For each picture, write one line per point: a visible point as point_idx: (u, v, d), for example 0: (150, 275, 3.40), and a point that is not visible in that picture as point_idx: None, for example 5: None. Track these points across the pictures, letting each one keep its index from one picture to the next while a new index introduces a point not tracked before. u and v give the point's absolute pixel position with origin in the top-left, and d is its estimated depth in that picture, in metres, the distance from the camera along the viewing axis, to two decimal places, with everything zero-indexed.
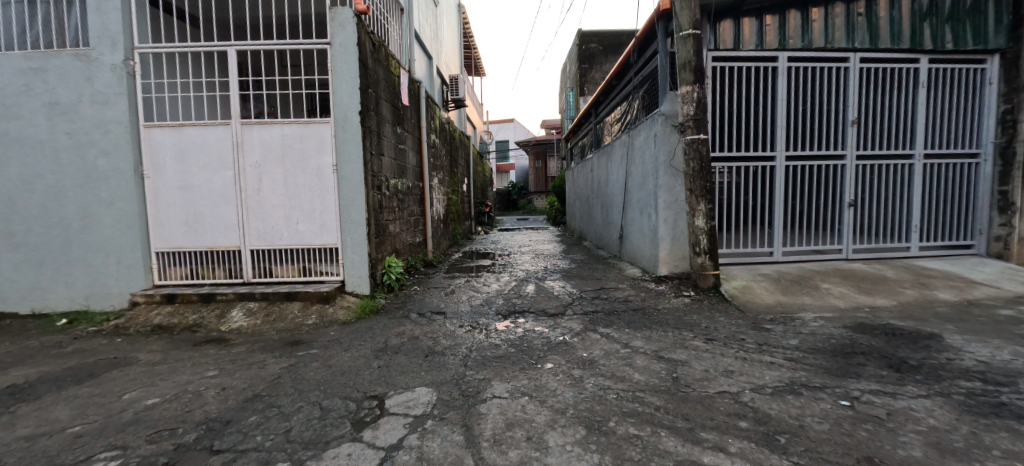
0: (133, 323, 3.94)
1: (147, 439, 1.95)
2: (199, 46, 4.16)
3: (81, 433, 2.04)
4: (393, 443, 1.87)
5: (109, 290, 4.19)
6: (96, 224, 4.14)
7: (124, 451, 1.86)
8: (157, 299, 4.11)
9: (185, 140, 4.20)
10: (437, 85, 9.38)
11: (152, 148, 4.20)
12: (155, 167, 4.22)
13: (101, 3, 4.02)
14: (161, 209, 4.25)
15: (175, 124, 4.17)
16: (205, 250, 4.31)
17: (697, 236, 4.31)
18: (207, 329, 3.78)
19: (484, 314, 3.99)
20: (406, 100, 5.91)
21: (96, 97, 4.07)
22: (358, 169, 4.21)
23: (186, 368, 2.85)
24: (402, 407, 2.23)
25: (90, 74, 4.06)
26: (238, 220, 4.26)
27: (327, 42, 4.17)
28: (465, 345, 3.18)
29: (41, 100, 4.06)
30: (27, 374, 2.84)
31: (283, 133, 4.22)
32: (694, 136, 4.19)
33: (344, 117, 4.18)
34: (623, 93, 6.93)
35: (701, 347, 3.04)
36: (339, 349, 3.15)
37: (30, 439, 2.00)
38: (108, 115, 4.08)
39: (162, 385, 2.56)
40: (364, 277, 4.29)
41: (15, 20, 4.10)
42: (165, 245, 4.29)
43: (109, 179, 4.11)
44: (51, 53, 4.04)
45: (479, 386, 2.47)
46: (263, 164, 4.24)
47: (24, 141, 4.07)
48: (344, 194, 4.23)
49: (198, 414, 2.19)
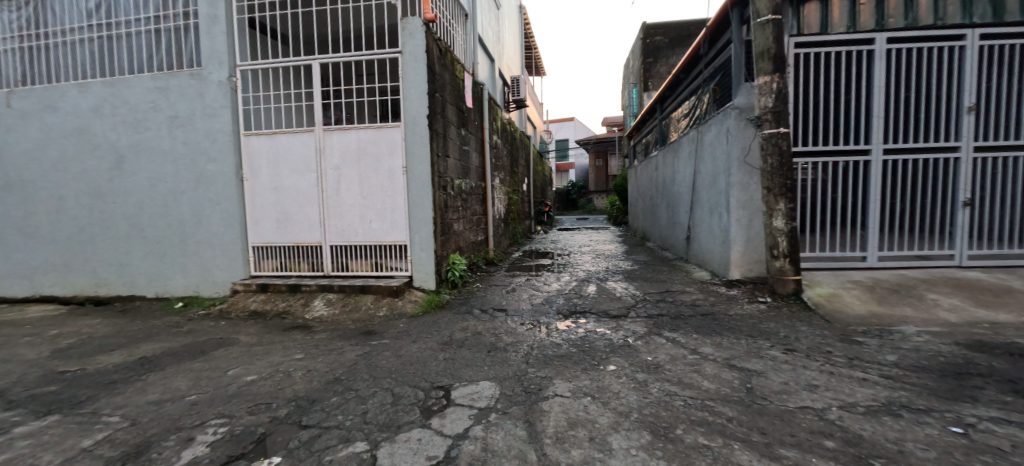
0: (234, 308, 4.46)
1: (248, 410, 2.21)
2: (289, 60, 4.59)
3: (196, 401, 2.35)
4: (459, 432, 1.95)
5: (214, 279, 4.78)
6: (205, 221, 4.74)
7: (231, 420, 2.12)
8: (253, 288, 4.61)
9: (277, 146, 4.66)
10: (499, 87, 9.54)
11: (250, 155, 4.72)
12: (253, 171, 4.73)
13: (211, 29, 4.60)
14: (256, 208, 4.75)
15: (269, 133, 4.65)
16: (292, 245, 4.75)
17: (775, 238, 3.99)
18: (294, 316, 4.18)
19: (544, 313, 4.01)
20: (470, 103, 6.10)
21: (205, 110, 4.66)
22: (427, 170, 4.42)
23: (277, 350, 3.17)
24: (466, 398, 2.32)
25: (201, 90, 4.65)
26: (320, 218, 4.65)
27: (399, 50, 4.44)
28: (526, 343, 3.22)
29: (163, 115, 4.73)
30: (154, 348, 3.33)
31: (359, 138, 4.54)
32: (774, 130, 3.89)
33: (413, 120, 4.42)
34: (691, 86, 6.59)
35: (779, 357, 2.82)
36: (407, 340, 3.33)
37: (158, 403, 2.35)
38: (216, 126, 4.65)
39: (259, 364, 2.88)
40: (430, 274, 4.50)
41: (145, 47, 4.82)
42: (259, 240, 4.78)
43: (217, 182, 4.69)
44: (171, 73, 4.69)
45: (540, 384, 2.49)
46: (341, 167, 4.59)
47: (151, 150, 4.78)
48: (412, 194, 4.47)
49: (288, 391, 2.43)
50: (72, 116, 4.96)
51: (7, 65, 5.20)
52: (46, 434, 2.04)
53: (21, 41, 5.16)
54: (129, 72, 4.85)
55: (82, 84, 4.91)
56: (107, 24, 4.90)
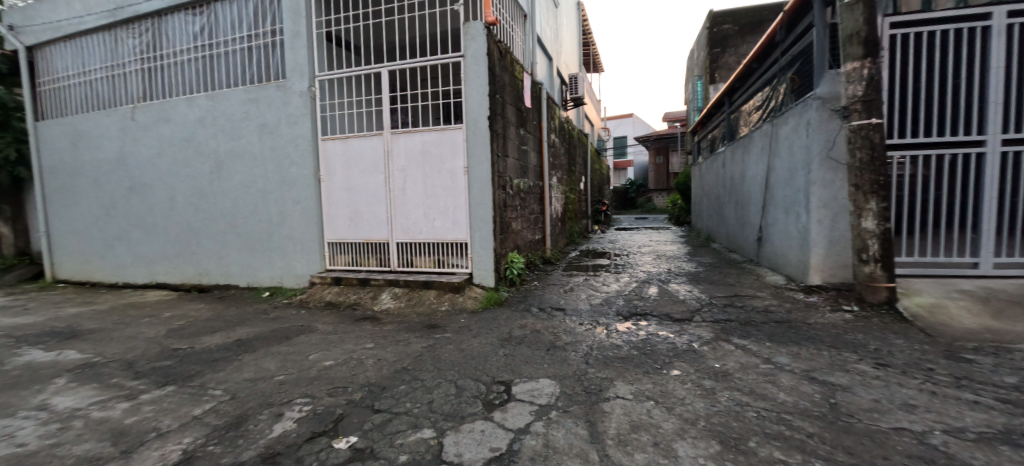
0: (312, 299, 4.87)
1: (328, 392, 2.41)
2: (361, 68, 4.90)
3: (283, 381, 2.60)
4: (521, 427, 1.99)
5: (295, 271, 5.24)
6: (288, 219, 5.21)
7: (313, 400, 2.33)
8: (329, 281, 4.99)
9: (350, 149, 5.00)
10: (557, 85, 9.50)
11: (327, 158, 5.10)
12: (329, 172, 5.10)
13: (294, 43, 5.05)
14: (331, 206, 5.13)
15: (343, 137, 5.00)
16: (362, 242, 5.07)
17: (864, 241, 3.61)
18: (365, 308, 4.48)
19: (603, 313, 3.95)
20: (529, 103, 6.14)
21: (289, 118, 5.11)
22: (487, 170, 4.53)
23: (351, 339, 3.42)
24: (527, 394, 2.35)
25: (286, 99, 5.11)
26: (388, 216, 4.92)
27: (461, 54, 4.58)
28: (585, 343, 3.20)
29: (254, 123, 5.26)
30: (248, 332, 3.72)
31: (423, 140, 4.74)
32: (864, 121, 3.53)
33: (475, 122, 4.54)
34: (765, 76, 6.14)
35: (868, 372, 2.56)
36: (468, 335, 3.44)
37: (253, 381, 2.63)
38: (298, 132, 5.09)
39: (335, 351, 3.12)
40: (489, 271, 4.60)
41: (241, 63, 5.39)
42: (334, 236, 5.16)
43: (298, 183, 5.14)
44: (261, 86, 5.20)
45: (601, 384, 2.47)
46: (407, 168, 4.82)
47: (244, 155, 5.34)
48: (473, 193, 4.59)
49: (362, 377, 2.61)
50: (182, 126, 5.66)
51: (133, 85, 6.05)
52: (166, 402, 2.36)
53: (143, 63, 5.97)
54: (227, 86, 5.45)
55: (190, 98, 5.59)
56: (210, 44, 5.54)
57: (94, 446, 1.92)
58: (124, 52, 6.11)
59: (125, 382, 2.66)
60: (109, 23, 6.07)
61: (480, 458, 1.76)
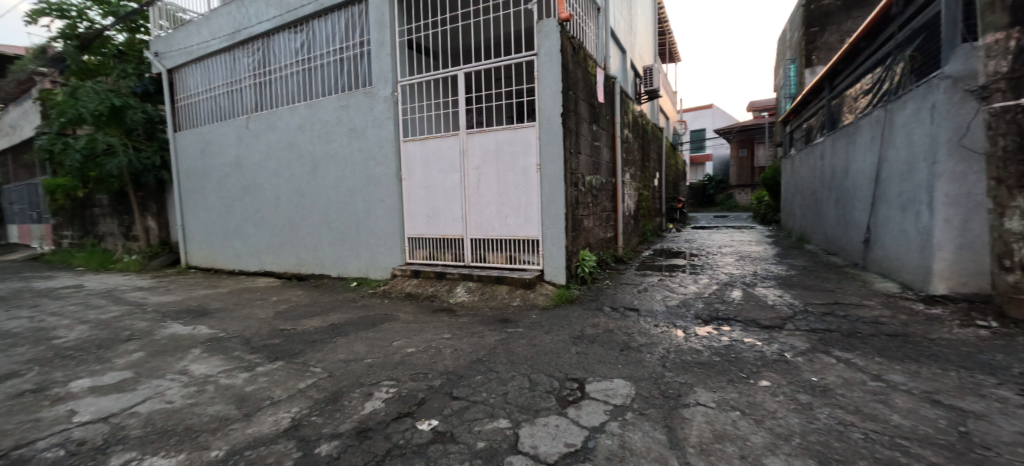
0: (394, 289, 5.23)
1: (411, 377, 2.58)
2: (439, 72, 5.14)
3: (372, 364, 2.83)
4: (596, 426, 1.97)
5: (379, 264, 5.66)
6: (374, 215, 5.64)
7: (398, 383, 2.51)
8: (409, 273, 5.32)
9: (429, 150, 5.27)
10: (630, 79, 9.16)
11: (407, 158, 5.42)
12: (409, 172, 5.43)
13: (379, 52, 5.43)
14: (411, 204, 5.45)
15: (422, 138, 5.28)
16: (439, 237, 5.33)
17: (1007, 245, 3.05)
18: (441, 300, 4.72)
19: (681, 316, 3.76)
20: (602, 98, 6.01)
21: (375, 122, 5.52)
22: (560, 167, 4.52)
23: (430, 329, 3.62)
24: (601, 394, 2.33)
25: (372, 105, 5.52)
26: (463, 213, 5.12)
27: (534, 53, 4.62)
28: (661, 345, 3.08)
29: (345, 128, 5.75)
30: (340, 318, 4.10)
31: (497, 139, 4.85)
32: (1010, 103, 2.97)
33: (547, 120, 4.55)
34: (877, 56, 5.41)
35: (1013, 399, 2.16)
36: (540, 331, 3.48)
37: (346, 361, 2.90)
38: (382, 135, 5.48)
39: (416, 339, 3.33)
40: (560, 268, 4.60)
41: (334, 73, 5.92)
42: (413, 232, 5.48)
43: (382, 182, 5.53)
44: (351, 93, 5.67)
45: (680, 389, 2.36)
46: (481, 166, 4.97)
47: (336, 157, 5.86)
48: (546, 191, 4.61)
49: (441, 365, 2.76)
50: (286, 133, 6.36)
51: (248, 97, 6.91)
52: (277, 374, 2.69)
53: (255, 78, 6.81)
54: (322, 95, 6.02)
55: (293, 107, 6.25)
56: (309, 58, 6.15)
57: (224, 407, 2.25)
58: (240, 69, 7.02)
59: (244, 355, 3.08)
60: (229, 45, 7.01)
61: (555, 452, 1.78)
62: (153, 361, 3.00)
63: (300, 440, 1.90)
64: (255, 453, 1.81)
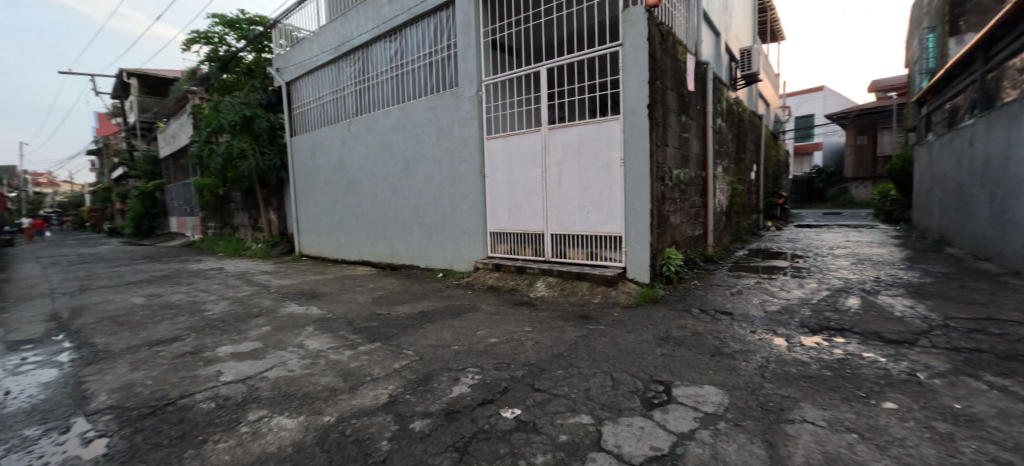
0: (477, 282, 5.44)
1: (495, 366, 2.67)
2: (521, 70, 5.20)
3: (458, 350, 2.98)
4: (684, 432, 1.88)
5: (464, 257, 5.93)
6: (459, 210, 5.92)
7: (482, 370, 2.61)
8: (490, 266, 5.50)
9: (511, 146, 5.38)
10: (725, 64, 8.44)
11: (491, 155, 5.59)
12: (492, 168, 5.58)
13: (465, 54, 5.66)
14: (494, 199, 5.61)
15: (505, 135, 5.40)
16: (520, 232, 5.42)
17: None
18: (521, 294, 4.81)
19: (783, 323, 3.41)
20: (692, 86, 5.63)
21: (460, 121, 5.77)
22: (645, 161, 4.34)
23: (511, 321, 3.71)
24: (690, 399, 2.21)
25: (458, 105, 5.78)
26: (544, 209, 5.15)
27: (619, 43, 4.47)
28: (759, 353, 2.83)
29: (433, 128, 6.10)
30: (428, 306, 4.37)
31: (579, 134, 4.79)
32: None
33: (633, 112, 4.39)
34: None
35: None
36: (622, 330, 3.39)
37: (435, 347, 3.09)
38: (467, 133, 5.71)
39: (499, 330, 3.44)
40: (644, 266, 4.42)
41: (424, 77, 6.30)
42: (495, 226, 5.64)
43: (467, 178, 5.77)
44: (439, 94, 5.99)
45: (781, 403, 2.15)
46: (563, 161, 4.94)
47: (425, 155, 6.25)
48: (630, 186, 4.46)
49: (523, 357, 2.82)
50: (381, 134, 6.92)
51: (350, 103, 7.63)
52: (376, 354, 2.96)
53: (356, 86, 7.50)
54: (413, 98, 6.45)
55: (388, 110, 6.78)
56: (402, 64, 6.62)
57: (333, 379, 2.54)
58: (344, 78, 7.77)
59: (348, 335, 3.43)
60: (335, 57, 7.80)
61: (640, 454, 1.73)
62: (277, 334, 3.47)
63: (396, 415, 2.08)
64: (359, 422, 2.02)
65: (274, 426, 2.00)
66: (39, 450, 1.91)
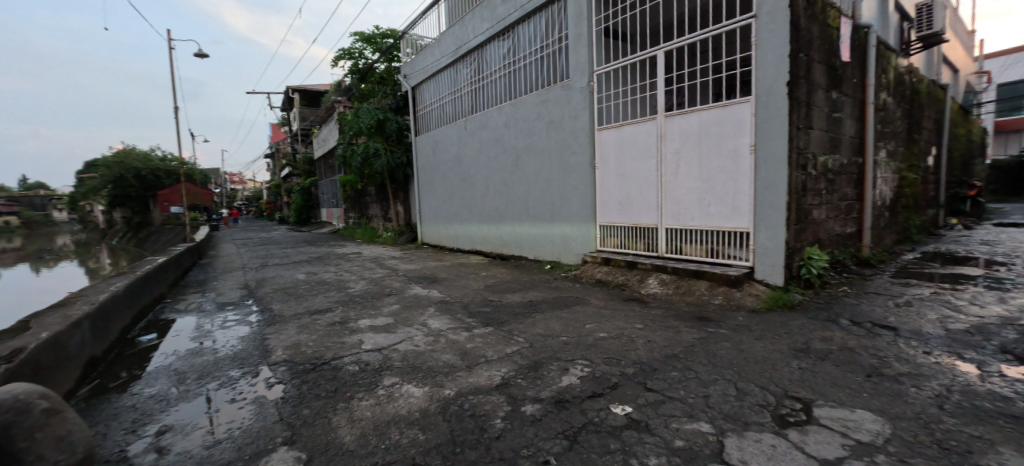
0: (584, 275, 5.39)
1: (604, 360, 2.63)
2: (637, 55, 4.94)
3: (567, 342, 3.00)
4: (829, 459, 1.62)
5: (572, 250, 5.93)
6: (568, 203, 5.92)
7: (592, 363, 2.59)
8: (599, 260, 5.40)
9: (624, 137, 5.17)
10: (894, 24, 6.92)
11: (601, 146, 5.45)
12: (602, 159, 5.45)
13: (577, 45, 5.59)
14: (604, 192, 5.46)
15: (617, 125, 5.20)
16: (631, 226, 5.21)
17: None
18: (632, 290, 4.63)
19: (973, 345, 2.72)
20: (847, 56, 4.74)
21: (571, 113, 5.74)
22: (782, 147, 3.80)
23: (621, 316, 3.60)
24: (837, 423, 1.89)
25: (569, 97, 5.75)
26: (658, 202, 4.86)
27: (753, 15, 3.96)
28: (936, 379, 2.30)
29: (544, 121, 6.17)
30: (537, 296, 4.47)
31: (701, 119, 4.38)
32: None
33: (768, 92, 3.88)
34: None
35: None
36: (748, 336, 3.05)
37: (544, 336, 3.15)
38: (578, 125, 5.65)
39: (608, 325, 3.36)
40: (778, 267, 3.90)
41: (536, 71, 6.39)
42: (605, 220, 5.50)
43: (577, 171, 5.73)
44: (550, 87, 6.02)
45: (970, 443, 1.72)
46: (680, 150, 4.58)
47: (536, 149, 6.36)
48: (762, 176, 3.95)
49: (634, 354, 2.72)
50: (495, 130, 7.23)
51: (466, 103, 8.11)
52: (489, 338, 3.14)
53: (472, 85, 7.94)
54: (525, 93, 6.59)
55: (501, 107, 7.04)
56: (515, 60, 6.81)
57: (451, 357, 2.76)
58: (461, 79, 8.29)
59: (464, 318, 3.70)
60: (454, 59, 8.35)
61: None
62: (405, 312, 3.90)
63: (509, 396, 2.18)
64: (475, 399, 2.17)
65: (405, 393, 2.26)
66: (240, 388, 2.46)
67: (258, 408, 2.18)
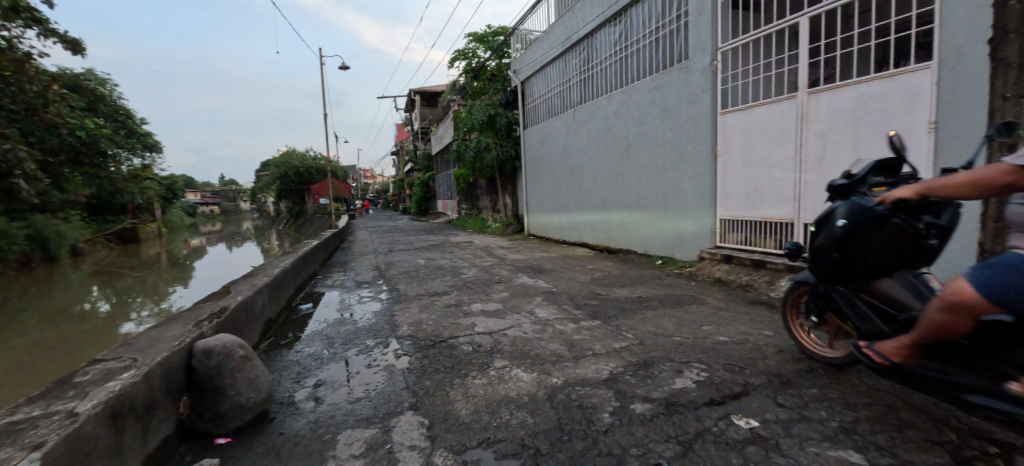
0: (701, 272, 4.94)
1: (724, 366, 2.40)
2: (772, 26, 4.33)
3: (681, 342, 2.81)
4: None
5: (687, 245, 5.51)
6: (683, 194, 5.50)
7: (709, 368, 2.39)
8: (719, 257, 4.93)
9: (754, 120, 4.60)
10: None
11: (726, 131, 4.93)
12: (726, 147, 4.93)
13: (698, 21, 5.12)
14: (728, 182, 4.95)
15: (746, 107, 4.66)
16: (760, 220, 4.63)
17: None
18: (758, 291, 4.12)
19: None
20: None
21: (690, 97, 5.30)
22: (979, 123, 2.99)
23: (745, 320, 3.25)
24: None
25: (688, 79, 5.31)
26: (795, 193, 4.23)
27: None
28: None
29: (658, 108, 5.81)
30: (647, 292, 4.27)
31: (858, 94, 3.68)
32: None
33: (958, 54, 3.07)
34: None
35: None
36: None
37: (656, 334, 2.99)
38: (698, 110, 5.19)
39: (729, 329, 3.06)
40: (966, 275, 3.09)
41: (649, 55, 6.03)
42: (728, 213, 4.99)
43: (695, 159, 5.28)
44: (666, 71, 5.63)
45: None
46: (828, 132, 3.92)
47: (649, 137, 6.03)
48: (946, 160, 3.17)
49: (760, 363, 2.44)
50: (604, 119, 7.04)
51: (574, 93, 8.02)
52: (596, 331, 3.10)
53: (581, 75, 7.82)
54: (637, 79, 6.27)
55: (610, 96, 6.82)
56: (626, 46, 6.51)
57: (558, 347, 2.79)
58: (569, 70, 8.22)
59: (571, 309, 3.70)
60: (563, 50, 8.31)
61: None
62: (514, 300, 4.05)
63: (617, 392, 2.13)
64: (582, 390, 2.16)
65: (514, 376, 2.36)
66: (375, 355, 2.81)
67: (389, 374, 2.48)
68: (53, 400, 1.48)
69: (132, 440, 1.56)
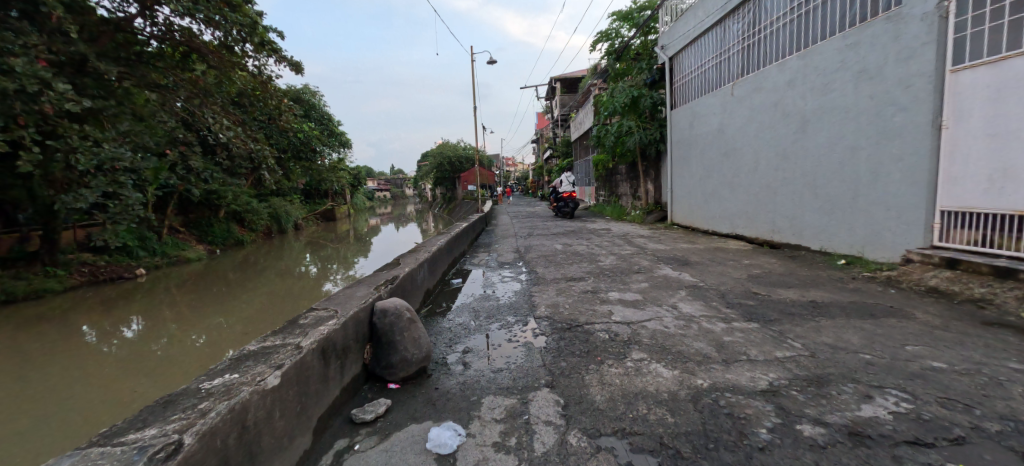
0: (906, 278, 3.89)
1: (938, 400, 1.87)
2: None
3: (871, 362, 2.28)
4: None
5: (885, 242, 4.42)
6: (883, 179, 4.40)
7: (913, 399, 1.89)
8: (936, 261, 3.82)
9: (1008, 76, 3.38)
10: None
11: (957, 94, 3.72)
12: (958, 115, 3.73)
13: None
14: (956, 162, 3.77)
15: (996, 60, 3.44)
16: (1011, 213, 3.43)
17: None
18: (1000, 309, 3.05)
19: None
20: None
21: (900, 54, 4.15)
22: None
23: (975, 345, 2.48)
24: None
25: (899, 32, 4.17)
26: None
27: None
28: None
29: (851, 72, 4.73)
30: (823, 296, 3.57)
31: None
32: None
33: None
34: None
35: None
36: None
37: (834, 348, 2.49)
38: (913, 69, 4.04)
39: (949, 354, 2.37)
40: None
41: (841, 6, 4.90)
42: (955, 203, 3.80)
43: (904, 134, 4.14)
44: (866, 25, 4.52)
45: None
46: None
47: (834, 109, 4.97)
48: None
49: (999, 405, 1.82)
50: (773, 90, 6.04)
51: (734, 64, 7.05)
52: (753, 335, 2.73)
53: (744, 42, 6.82)
54: (822, 38, 5.18)
55: (783, 62, 5.81)
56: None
57: (705, 347, 2.54)
58: (729, 37, 7.23)
59: (721, 307, 3.34)
60: (722, 16, 7.34)
61: None
62: (654, 292, 3.84)
63: (779, 408, 1.84)
64: (734, 398, 1.93)
65: (653, 370, 2.24)
66: (514, 332, 3.00)
67: (527, 351, 2.61)
68: (288, 334, 1.97)
69: (335, 373, 1.98)
